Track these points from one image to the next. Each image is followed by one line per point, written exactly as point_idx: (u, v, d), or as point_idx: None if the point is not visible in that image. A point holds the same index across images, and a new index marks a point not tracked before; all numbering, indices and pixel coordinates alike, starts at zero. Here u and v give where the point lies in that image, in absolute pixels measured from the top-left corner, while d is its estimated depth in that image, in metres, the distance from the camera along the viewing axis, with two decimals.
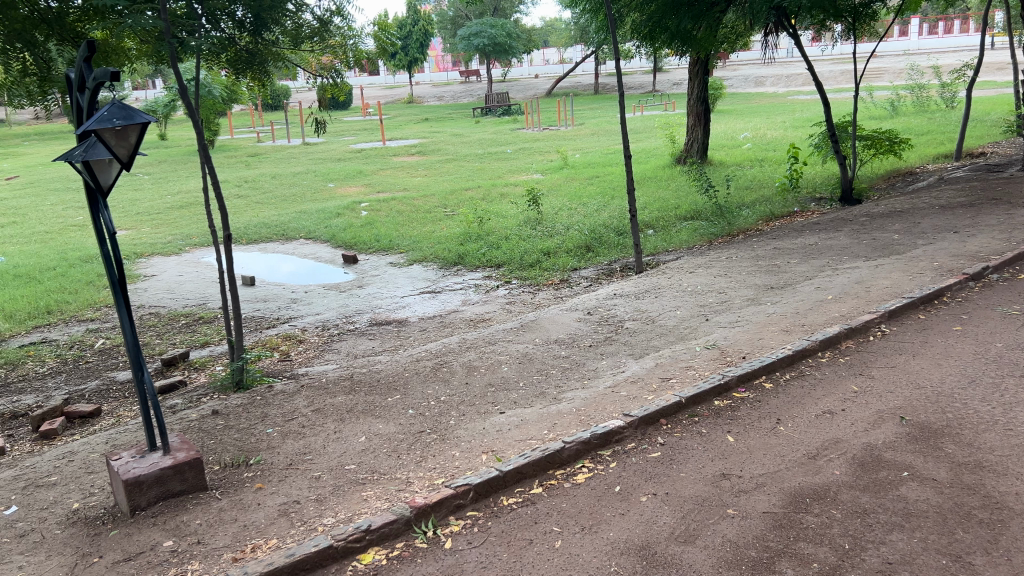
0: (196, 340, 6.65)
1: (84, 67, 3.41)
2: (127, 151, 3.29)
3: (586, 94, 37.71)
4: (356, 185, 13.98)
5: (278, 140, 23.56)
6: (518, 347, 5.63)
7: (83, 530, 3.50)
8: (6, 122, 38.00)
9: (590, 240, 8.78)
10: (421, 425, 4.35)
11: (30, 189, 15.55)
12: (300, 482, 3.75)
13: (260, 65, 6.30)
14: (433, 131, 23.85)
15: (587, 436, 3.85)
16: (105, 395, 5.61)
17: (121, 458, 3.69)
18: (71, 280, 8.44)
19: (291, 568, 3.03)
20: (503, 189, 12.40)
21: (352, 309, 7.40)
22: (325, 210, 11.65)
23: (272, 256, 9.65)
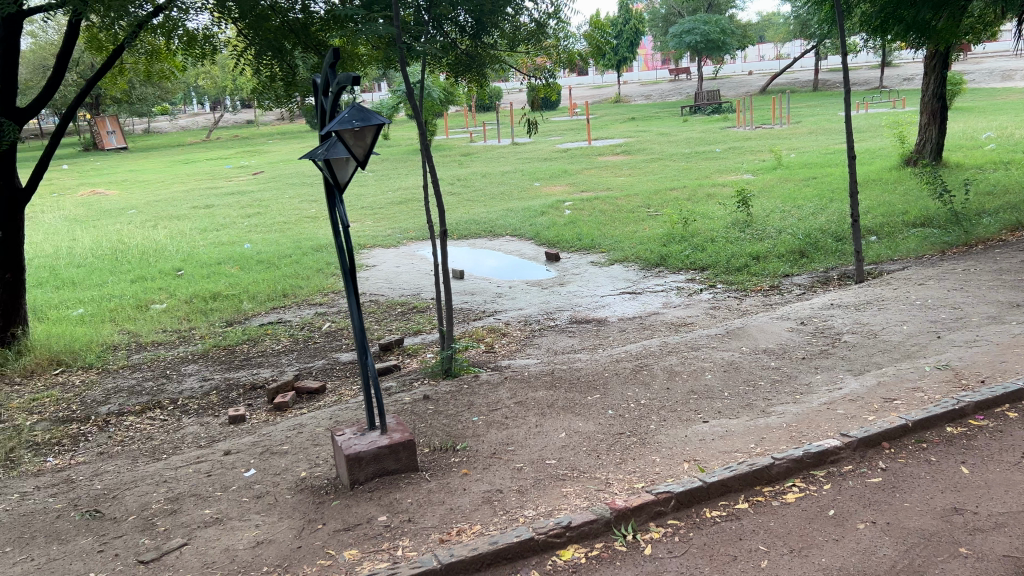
0: (409, 328, 7.05)
1: (329, 73, 3.66)
2: (363, 150, 3.52)
3: (804, 92, 35.74)
4: (562, 184, 14.18)
5: (489, 140, 24.45)
6: (722, 354, 5.45)
7: (309, 497, 3.81)
8: (256, 123, 42.46)
9: (804, 245, 8.32)
10: (621, 426, 4.32)
11: (273, 184, 17.26)
12: (503, 472, 3.85)
13: (479, 68, 6.54)
14: (640, 130, 23.68)
15: (798, 454, 3.65)
16: (329, 374, 6.09)
17: (344, 433, 3.99)
18: (304, 266, 9.26)
19: (494, 556, 3.12)
20: (711, 190, 12.05)
21: (553, 306, 7.51)
22: (531, 208, 11.92)
23: (479, 251, 10.02)
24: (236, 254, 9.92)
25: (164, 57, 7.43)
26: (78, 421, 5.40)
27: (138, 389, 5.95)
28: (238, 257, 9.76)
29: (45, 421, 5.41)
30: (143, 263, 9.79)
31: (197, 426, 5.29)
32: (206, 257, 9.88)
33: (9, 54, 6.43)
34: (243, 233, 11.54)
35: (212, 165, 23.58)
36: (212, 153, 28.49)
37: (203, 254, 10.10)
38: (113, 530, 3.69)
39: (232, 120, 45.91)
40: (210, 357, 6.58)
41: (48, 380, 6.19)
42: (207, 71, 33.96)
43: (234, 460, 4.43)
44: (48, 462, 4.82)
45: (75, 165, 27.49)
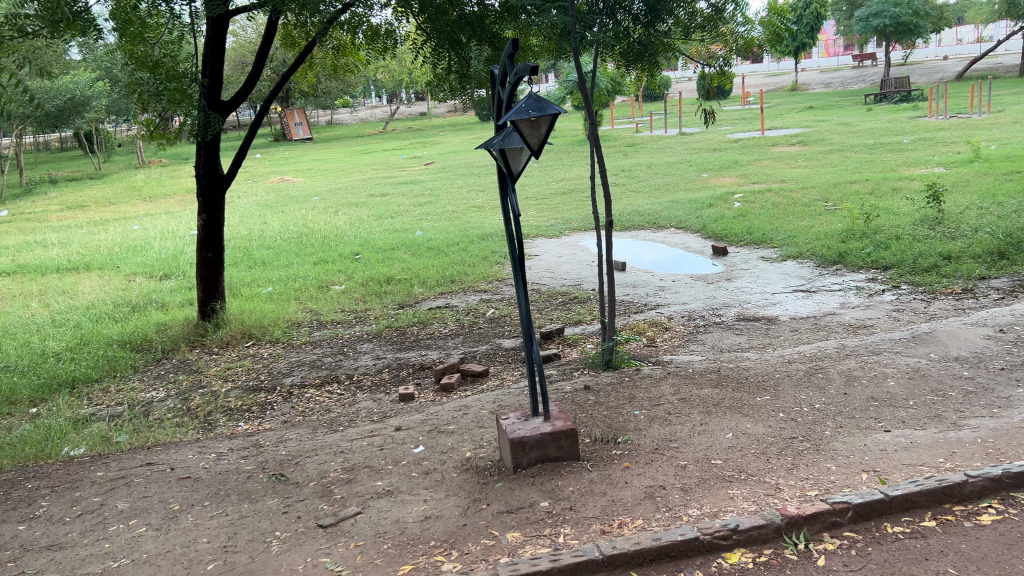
0: (571, 318, 7.08)
1: (507, 63, 3.72)
2: (538, 140, 3.57)
3: (1009, 77, 32.53)
4: (731, 176, 13.73)
5: (656, 131, 24.06)
6: (907, 360, 5.08)
7: (474, 477, 3.92)
8: (428, 115, 44.09)
9: (1004, 245, 7.59)
10: (792, 430, 4.13)
11: (443, 174, 17.86)
12: (666, 468, 3.78)
13: (651, 57, 6.43)
14: (818, 120, 22.45)
15: (996, 473, 3.34)
16: (492, 359, 6.23)
17: (509, 418, 4.06)
18: (471, 254, 9.53)
19: (657, 552, 3.07)
20: (896, 184, 11.25)
21: (719, 301, 7.28)
22: (699, 200, 11.62)
23: (643, 243, 9.89)
24: (408, 241, 10.36)
25: (350, 52, 7.85)
26: (265, 390, 5.85)
27: (318, 364, 6.36)
28: (410, 244, 10.18)
29: (237, 389, 5.89)
30: (324, 246, 10.43)
31: (370, 402, 5.58)
32: (381, 242, 10.39)
33: (217, 52, 7.01)
34: (414, 220, 12.03)
35: (387, 155, 24.75)
36: (388, 143, 29.90)
37: (378, 239, 10.62)
38: (296, 494, 3.96)
39: (406, 112, 47.96)
40: (382, 337, 6.92)
41: (241, 352, 6.74)
42: (385, 66, 35.65)
43: (403, 436, 4.64)
44: (239, 426, 5.25)
45: (267, 155, 29.75)
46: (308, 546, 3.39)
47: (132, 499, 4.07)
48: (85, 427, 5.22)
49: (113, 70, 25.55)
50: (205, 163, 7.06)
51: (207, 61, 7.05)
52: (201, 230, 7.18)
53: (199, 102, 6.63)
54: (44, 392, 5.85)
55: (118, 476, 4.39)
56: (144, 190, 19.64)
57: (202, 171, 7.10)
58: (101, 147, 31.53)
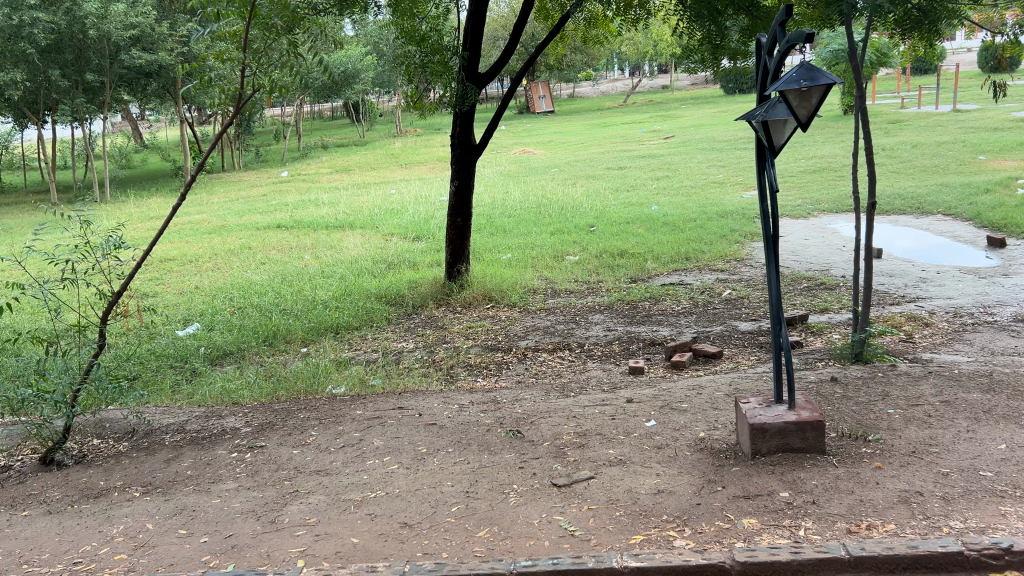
0: (816, 305, 6.69)
1: (778, 31, 3.52)
2: (807, 112, 3.36)
3: None
4: (1014, 159, 12.18)
5: (924, 107, 21.90)
6: None
7: (709, 458, 3.85)
8: (670, 88, 43.30)
9: None
10: None
11: (682, 149, 17.51)
12: (924, 474, 3.48)
13: (932, 25, 5.81)
14: None
15: None
16: (728, 340, 6.06)
17: (750, 402, 3.93)
18: (708, 232, 9.29)
19: (912, 561, 2.85)
20: None
21: (993, 299, 6.53)
22: (972, 185, 10.45)
23: (902, 229, 9.08)
24: (644, 215, 10.30)
25: (602, 23, 7.86)
26: (503, 351, 6.13)
27: (552, 330, 6.54)
28: (646, 218, 10.12)
29: (477, 347, 6.23)
30: (562, 217, 10.66)
31: (601, 371, 5.66)
32: (617, 216, 10.43)
33: (478, 25, 7.34)
34: (652, 195, 11.93)
35: (627, 129, 24.71)
36: (627, 116, 29.81)
37: (614, 212, 10.67)
38: (531, 451, 4.13)
39: (648, 85, 47.45)
40: (615, 310, 6.96)
41: (481, 313, 7.10)
42: (630, 38, 35.45)
43: (636, 409, 4.65)
44: (478, 381, 5.55)
45: (510, 126, 30.81)
46: (544, 503, 3.52)
47: (386, 437, 4.45)
48: (346, 369, 5.78)
49: (379, 44, 27.74)
50: (461, 132, 7.46)
51: (469, 34, 7.42)
52: (452, 196, 7.62)
53: (459, 74, 7.00)
54: (313, 335, 6.55)
55: (374, 416, 4.81)
56: (400, 157, 21.17)
57: (456, 140, 7.51)
58: (365, 116, 34.39)
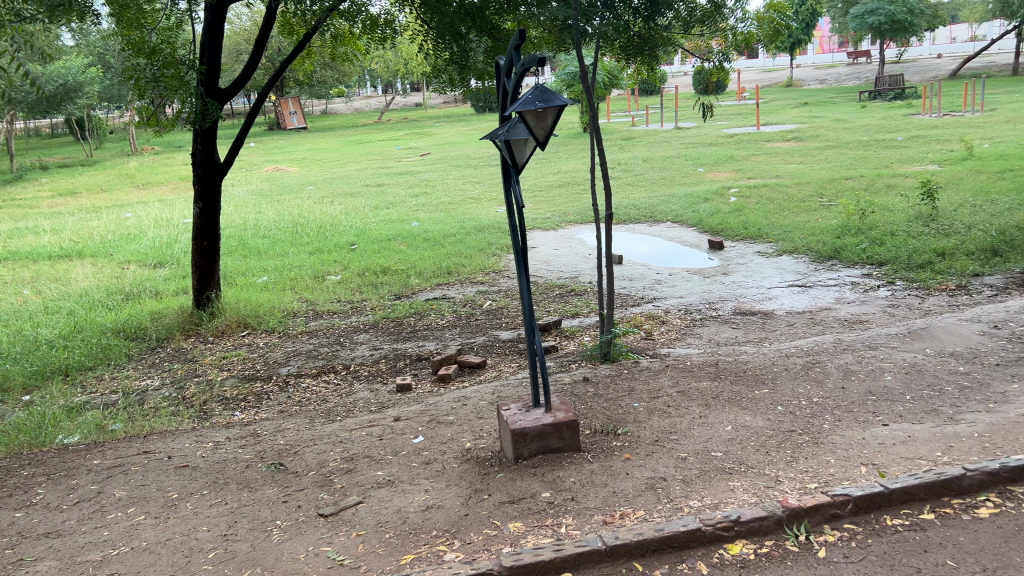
0: (569, 310, 7.09)
1: (514, 54, 3.68)
2: (544, 131, 3.53)
3: (1001, 76, 32.90)
4: (727, 171, 13.79)
5: (652, 124, 24.15)
6: (903, 355, 5.20)
7: (474, 468, 3.92)
8: (423, 105, 44.06)
9: (997, 243, 7.80)
10: (791, 424, 4.16)
11: (438, 165, 17.85)
12: (666, 460, 3.80)
13: (651, 50, 6.40)
14: (813, 116, 22.54)
15: (995, 468, 3.39)
16: (490, 350, 6.24)
17: (510, 409, 4.06)
18: (467, 245, 9.52)
19: (659, 543, 3.09)
20: (891, 180, 11.36)
21: (716, 295, 7.31)
22: (694, 195, 11.66)
23: (639, 236, 9.91)
24: (404, 232, 10.34)
25: (348, 41, 7.79)
26: (262, 380, 5.83)
27: (315, 354, 6.34)
28: (406, 235, 10.17)
29: (233, 378, 5.88)
30: (320, 236, 10.40)
31: (367, 392, 5.57)
32: (377, 233, 10.38)
33: (215, 39, 6.96)
34: (410, 211, 12.01)
35: (382, 146, 24.75)
36: (382, 133, 29.85)
37: (374, 230, 10.60)
38: (295, 483, 3.96)
39: (401, 103, 47.90)
40: (379, 327, 6.91)
41: (237, 341, 6.71)
42: (381, 56, 35.56)
43: (402, 427, 4.63)
44: (236, 415, 5.23)
45: (261, 143, 29.59)
46: (310, 536, 3.39)
47: (130, 486, 4.05)
48: (80, 415, 5.19)
49: (105, 55, 25.42)
50: (202, 151, 7.01)
51: (205, 49, 7.01)
52: (196, 219, 7.14)
53: (196, 89, 6.65)
54: (38, 380, 5.82)
55: (114, 465, 4.36)
56: (137, 178, 19.50)
57: (198, 159, 7.05)
58: (93, 134, 31.35)
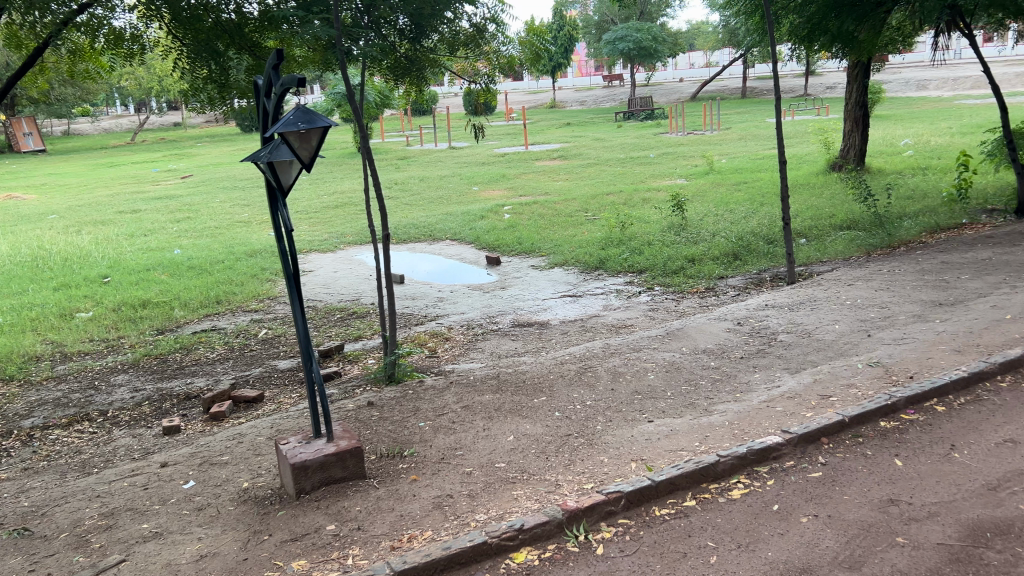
0: (350, 334, 6.95)
1: (272, 74, 3.58)
2: (309, 153, 3.45)
3: (731, 99, 37.00)
4: (499, 188, 14.27)
5: (426, 143, 24.45)
6: (663, 354, 5.64)
7: (253, 508, 3.71)
8: (184, 125, 41.47)
9: (737, 248, 8.73)
10: (568, 428, 4.35)
11: (202, 188, 16.82)
12: (452, 477, 3.83)
13: (418, 72, 6.45)
14: (576, 135, 23.96)
15: (743, 451, 3.77)
16: (268, 381, 5.96)
17: (289, 441, 3.89)
18: (238, 272, 9.05)
19: (448, 562, 3.09)
20: (646, 194, 12.35)
21: (495, 310, 7.51)
22: (470, 212, 11.93)
23: (419, 255, 9.96)
24: (166, 261, 9.63)
25: (89, 57, 7.18)
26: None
27: (64, 401, 5.70)
28: (168, 264, 9.46)
29: None
30: (65, 270, 9.40)
31: (129, 438, 5.09)
32: (134, 263, 9.57)
33: None
34: (172, 238, 11.21)
35: (137, 169, 22.92)
36: (136, 155, 27.66)
37: (131, 260, 9.76)
38: (43, 549, 3.52)
39: (158, 123, 44.75)
40: (141, 366, 6.36)
41: None
42: (131, 72, 32.99)
43: (171, 473, 4.28)
44: None
45: None
46: None
47: None
48: None
49: None
50: None
51: None
52: None
53: None
54: None
55: None
56: None
57: None
58: None
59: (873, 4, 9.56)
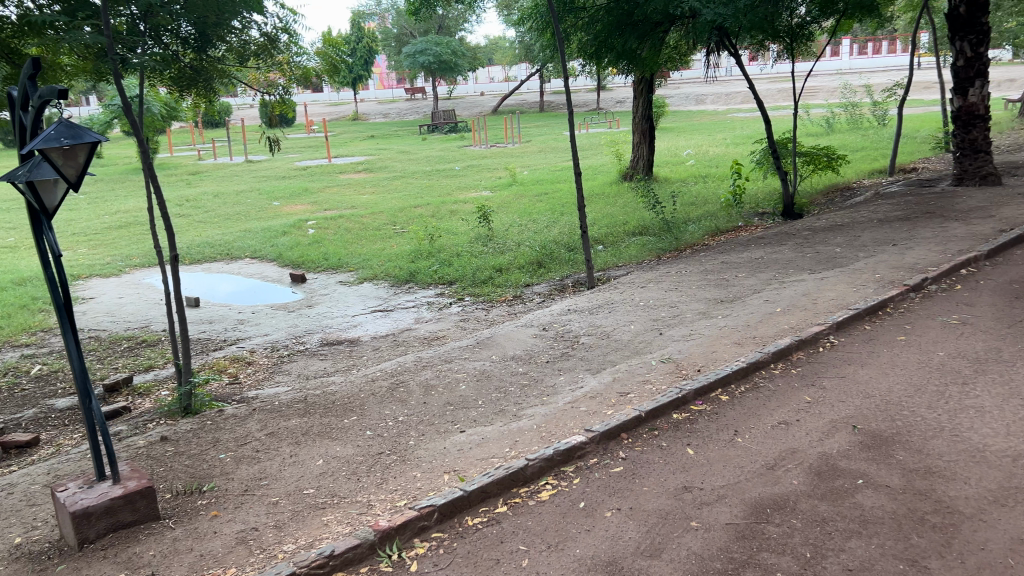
0: (140, 364, 6.44)
1: (29, 85, 3.28)
2: (75, 172, 3.16)
3: (530, 112, 38.40)
4: (302, 203, 13.86)
5: (221, 158, 23.29)
6: (474, 364, 5.71)
7: (27, 567, 3.32)
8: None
9: (541, 256, 9.03)
10: (379, 446, 4.29)
11: None
12: (257, 508, 3.64)
13: (205, 82, 6.16)
14: (380, 148, 23.81)
15: (550, 453, 3.89)
16: (44, 423, 5.38)
17: (67, 488, 3.53)
18: (4, 304, 8.12)
19: None
20: (452, 206, 12.49)
21: (302, 329, 7.26)
22: (272, 229, 11.48)
23: (217, 276, 9.44)
24: None
25: None
26: None
27: None
28: None
29: None
30: None
31: None
32: None
33: None
34: None
35: None
36: None
37: None
38: None
39: None
40: None
41: None
42: None
43: None
44: None
45: None
46: None
47: None
48: None
49: None
50: None
51: None
52: None
53: None
54: None
55: None
56: None
57: None
58: None
59: (651, 25, 10.36)
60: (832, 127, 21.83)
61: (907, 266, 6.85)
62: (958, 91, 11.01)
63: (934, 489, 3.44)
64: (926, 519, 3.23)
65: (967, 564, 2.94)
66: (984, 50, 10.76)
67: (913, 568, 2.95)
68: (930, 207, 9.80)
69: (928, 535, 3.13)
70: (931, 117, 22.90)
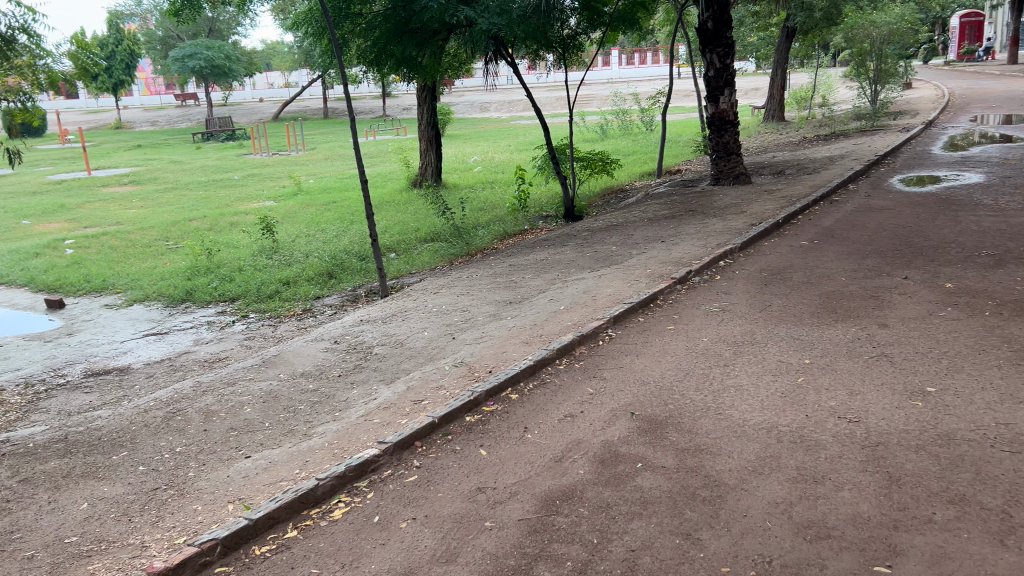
0: None
1: None
2: None
3: (314, 120, 37.48)
4: (59, 220, 12.56)
5: None
6: (260, 384, 5.44)
7: None
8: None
9: (330, 267, 8.82)
10: (154, 482, 3.96)
11: None
12: (8, 567, 3.23)
13: None
14: (149, 159, 22.16)
15: (341, 470, 3.79)
16: None
17: None
18: None
19: None
20: (232, 218, 11.88)
21: (62, 360, 6.57)
22: (22, 250, 10.30)
23: None
24: None
25: None
26: None
27: None
28: None
29: None
30: None
31: None
32: None
33: None
34: None
35: None
36: None
37: None
38: None
39: None
40: None
41: None
42: None
43: None
44: None
45: None
46: None
47: None
48: None
49: None
50: None
51: None
52: None
53: None
54: None
55: None
56: None
57: None
58: None
59: (430, 33, 10.56)
60: (606, 132, 23.26)
61: (675, 260, 7.42)
62: (711, 99, 12.11)
63: (703, 465, 3.72)
64: (697, 494, 3.49)
65: (733, 531, 3.21)
66: (730, 62, 11.92)
67: (687, 541, 3.18)
68: (693, 205, 10.70)
69: (700, 508, 3.39)
70: (690, 122, 25.09)
